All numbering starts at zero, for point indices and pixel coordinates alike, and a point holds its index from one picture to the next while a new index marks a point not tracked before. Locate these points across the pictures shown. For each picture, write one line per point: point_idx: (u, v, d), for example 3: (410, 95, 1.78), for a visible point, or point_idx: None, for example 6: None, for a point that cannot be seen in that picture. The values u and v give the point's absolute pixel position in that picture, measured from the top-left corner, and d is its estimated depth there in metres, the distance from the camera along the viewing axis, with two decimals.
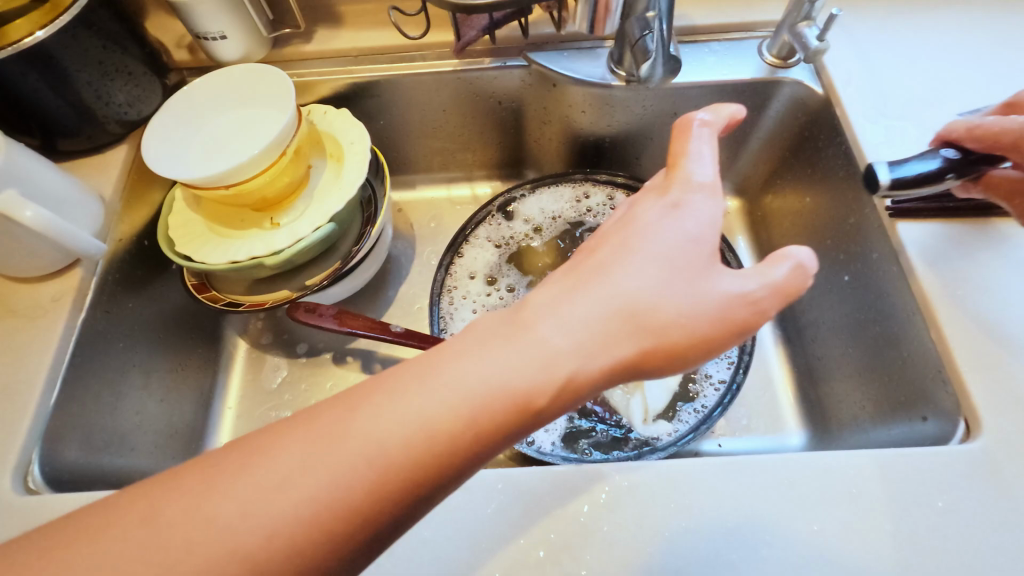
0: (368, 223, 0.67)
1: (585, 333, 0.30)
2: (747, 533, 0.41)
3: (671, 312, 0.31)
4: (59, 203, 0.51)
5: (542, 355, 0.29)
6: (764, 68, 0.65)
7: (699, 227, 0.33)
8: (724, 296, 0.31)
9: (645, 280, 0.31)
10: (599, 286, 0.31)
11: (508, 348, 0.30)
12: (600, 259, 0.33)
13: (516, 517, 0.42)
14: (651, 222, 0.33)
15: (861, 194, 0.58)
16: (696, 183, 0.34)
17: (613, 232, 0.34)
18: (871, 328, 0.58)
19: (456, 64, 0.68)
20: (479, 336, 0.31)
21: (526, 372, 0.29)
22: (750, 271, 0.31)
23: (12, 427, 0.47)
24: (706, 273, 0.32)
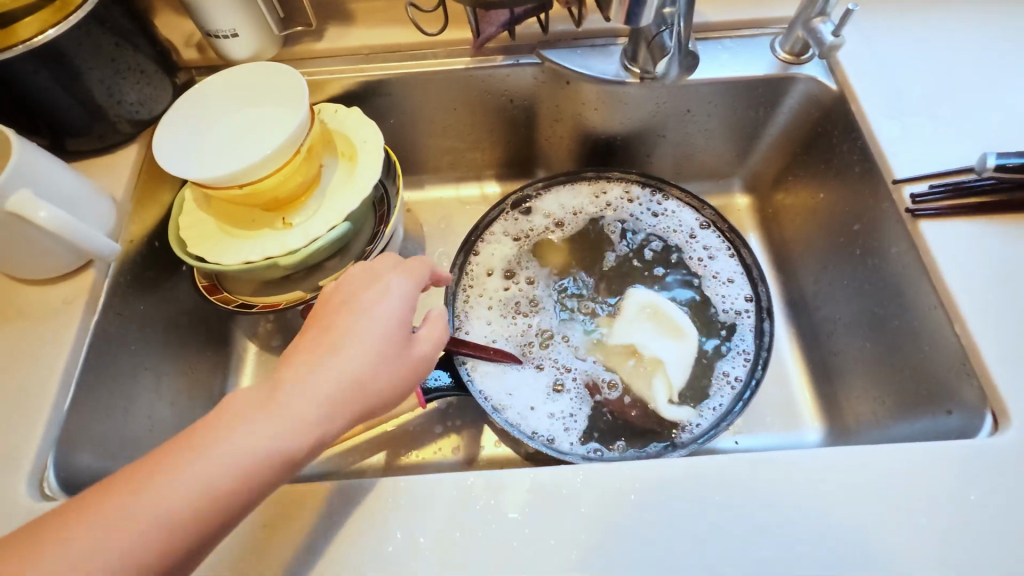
0: (381, 222, 0.67)
1: (324, 403, 0.39)
2: (779, 531, 0.41)
3: (377, 377, 0.41)
4: (73, 203, 0.50)
5: (294, 424, 0.38)
6: (777, 65, 0.66)
7: (399, 309, 0.44)
8: (409, 355, 0.43)
9: (357, 362, 0.40)
10: (330, 364, 0.40)
11: (331, 370, 0.40)
12: (305, 343, 0.42)
13: (544, 517, 0.42)
14: (364, 310, 0.43)
15: (877, 189, 0.58)
16: (399, 280, 0.46)
17: (330, 313, 0.43)
18: (889, 323, 0.58)
19: (468, 62, 0.68)
20: (238, 408, 0.38)
21: (295, 435, 0.38)
22: (427, 334, 0.45)
23: (27, 431, 0.46)
24: (403, 344, 0.43)
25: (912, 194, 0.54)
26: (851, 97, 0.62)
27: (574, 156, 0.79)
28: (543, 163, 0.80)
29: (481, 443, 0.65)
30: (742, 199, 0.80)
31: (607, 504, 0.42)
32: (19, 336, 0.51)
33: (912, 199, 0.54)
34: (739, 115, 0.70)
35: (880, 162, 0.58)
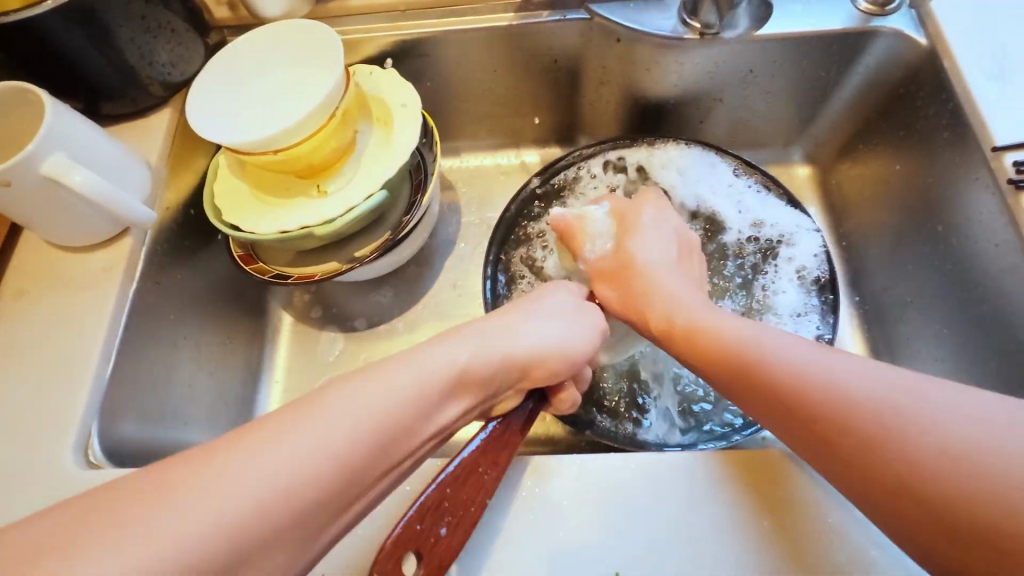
0: (417, 190, 0.63)
1: (371, 416, 0.33)
2: (848, 537, 0.37)
3: (553, 347, 0.43)
4: (105, 166, 0.48)
5: (347, 431, 0.32)
6: (858, 17, 0.59)
7: (579, 329, 0.45)
8: (580, 347, 0.45)
9: (557, 328, 0.44)
10: (519, 323, 0.43)
11: (408, 372, 0.36)
12: (502, 322, 0.43)
13: (597, 506, 0.40)
14: (535, 316, 0.44)
15: (971, 158, 0.52)
16: (596, 321, 0.47)
17: (517, 356, 0.41)
18: (976, 308, 0.53)
19: (511, 19, 0.64)
20: (351, 389, 0.34)
21: (402, 401, 0.34)
22: (589, 320, 0.46)
23: (70, 401, 0.46)
24: (565, 343, 0.44)
25: (1015, 163, 0.49)
26: (943, 53, 0.55)
27: (619, 122, 0.73)
28: (587, 129, 0.75)
29: None
30: (803, 169, 0.73)
31: (657, 499, 0.40)
32: (59, 304, 0.50)
33: (1014, 167, 0.49)
34: (807, 75, 0.64)
35: (977, 127, 0.52)
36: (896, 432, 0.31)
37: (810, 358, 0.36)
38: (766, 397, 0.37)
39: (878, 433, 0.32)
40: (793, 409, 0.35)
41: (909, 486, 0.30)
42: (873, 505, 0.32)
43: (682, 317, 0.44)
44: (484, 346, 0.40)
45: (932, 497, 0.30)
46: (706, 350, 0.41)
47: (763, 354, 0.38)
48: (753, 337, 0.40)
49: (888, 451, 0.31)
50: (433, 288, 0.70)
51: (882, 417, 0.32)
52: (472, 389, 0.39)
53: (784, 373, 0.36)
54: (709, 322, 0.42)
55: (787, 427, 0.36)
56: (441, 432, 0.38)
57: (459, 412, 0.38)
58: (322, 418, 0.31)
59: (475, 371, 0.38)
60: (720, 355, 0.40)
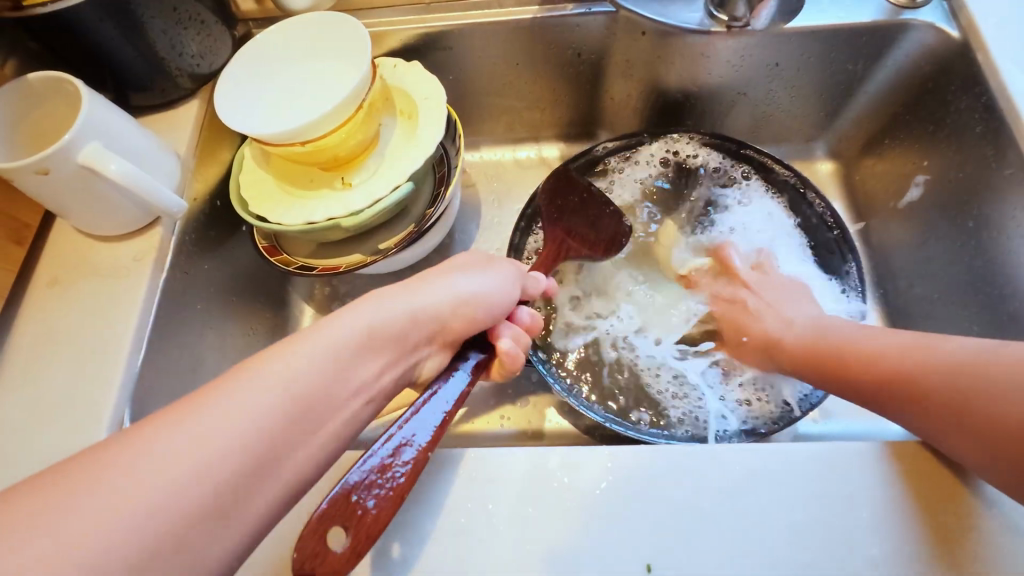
0: (441, 183, 0.63)
1: (302, 372, 0.34)
2: (878, 532, 0.38)
3: (471, 299, 0.43)
4: (138, 156, 0.49)
5: (275, 391, 0.33)
6: (887, 10, 0.58)
7: (495, 281, 0.46)
8: (495, 302, 0.45)
9: (475, 283, 0.44)
10: (437, 283, 0.43)
11: (324, 334, 0.36)
12: (415, 282, 0.43)
13: (628, 498, 0.40)
14: (451, 276, 0.44)
15: (1005, 151, 0.52)
16: (512, 273, 0.48)
17: (428, 311, 0.41)
18: (1008, 303, 0.52)
19: (536, 12, 0.63)
20: (269, 352, 0.34)
21: (329, 361, 0.35)
22: (503, 275, 0.47)
23: (102, 387, 0.47)
24: (479, 295, 0.44)
25: None
26: (976, 45, 0.55)
27: (640, 117, 0.73)
28: (607, 123, 0.75)
29: (542, 415, 0.63)
30: (825, 165, 0.73)
31: (687, 490, 0.40)
32: (90, 293, 0.51)
33: None
34: (834, 69, 0.63)
35: (1010, 120, 0.51)
36: (941, 373, 0.39)
37: (874, 334, 0.46)
38: (846, 375, 0.45)
39: (920, 369, 0.40)
40: (853, 365, 0.45)
41: (950, 404, 0.38)
42: (925, 429, 0.39)
43: (789, 331, 0.53)
44: (403, 310, 0.40)
45: (966, 410, 0.37)
46: (803, 352, 0.50)
47: (850, 343, 0.47)
48: (844, 337, 0.48)
49: (929, 379, 0.39)
50: None
51: (932, 362, 0.40)
52: (387, 346, 0.38)
53: (851, 349, 0.46)
54: (830, 328, 0.50)
55: (868, 395, 0.44)
56: (373, 388, 0.37)
57: (381, 368, 0.38)
58: (257, 382, 0.32)
59: (383, 331, 0.38)
60: (812, 348, 0.49)
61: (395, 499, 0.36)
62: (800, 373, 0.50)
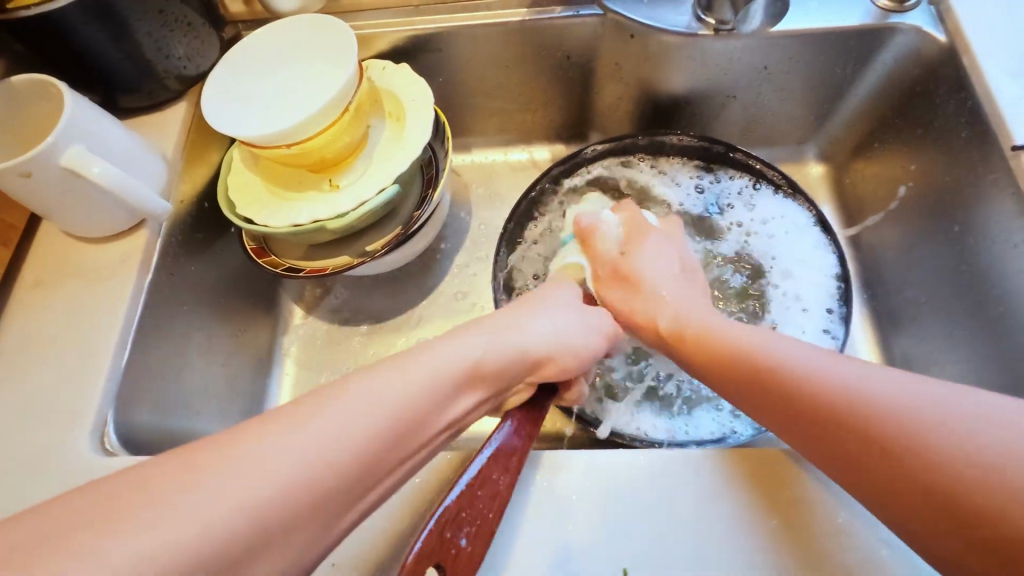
0: (429, 185, 0.63)
1: (399, 403, 0.33)
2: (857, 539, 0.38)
3: (561, 338, 0.43)
4: (122, 158, 0.49)
5: (368, 422, 0.32)
6: (875, 13, 0.58)
7: (580, 321, 0.45)
8: (588, 340, 0.45)
9: (565, 323, 0.44)
10: (525, 319, 0.43)
11: (426, 365, 0.36)
12: (507, 317, 0.43)
13: (607, 502, 0.40)
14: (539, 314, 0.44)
15: (990, 156, 0.52)
16: (602, 318, 0.48)
17: (525, 347, 0.41)
18: (995, 308, 0.52)
19: (524, 14, 0.63)
20: (376, 379, 0.34)
21: (422, 392, 0.35)
22: (588, 314, 0.47)
23: (85, 389, 0.47)
24: (572, 337, 0.44)
25: None
26: (963, 50, 0.54)
27: (630, 120, 0.73)
28: (598, 125, 0.75)
29: None
30: (816, 168, 0.73)
31: (666, 496, 0.40)
32: (76, 294, 0.51)
33: None
34: (823, 72, 0.63)
35: (995, 124, 0.51)
36: (862, 402, 0.32)
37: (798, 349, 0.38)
38: (748, 385, 0.38)
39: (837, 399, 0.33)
40: (772, 386, 0.37)
41: (866, 444, 0.31)
42: (828, 469, 0.34)
43: (674, 307, 0.47)
44: (494, 340, 0.39)
45: (886, 456, 0.30)
46: (692, 350, 0.44)
47: (751, 346, 0.40)
48: (759, 342, 0.40)
49: (834, 407, 0.33)
50: (442, 283, 0.71)
51: (874, 403, 0.32)
52: (488, 381, 0.39)
53: (774, 361, 0.37)
54: (720, 330, 0.43)
55: (793, 428, 0.35)
56: (456, 422, 0.38)
57: (470, 405, 0.38)
58: (348, 406, 0.32)
59: (488, 364, 0.38)
60: (710, 352, 0.42)
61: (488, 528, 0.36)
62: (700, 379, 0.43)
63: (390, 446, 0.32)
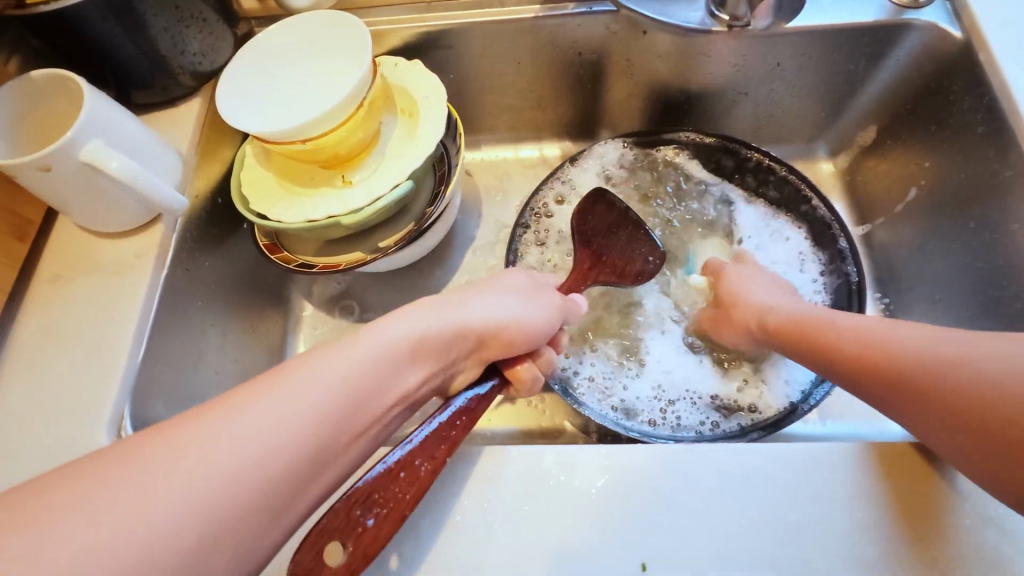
0: (441, 182, 0.64)
1: (337, 384, 0.34)
2: (874, 533, 0.38)
3: (507, 318, 0.43)
4: (139, 153, 0.49)
5: (306, 402, 0.32)
6: (890, 9, 0.58)
7: (528, 299, 0.46)
8: (535, 322, 0.45)
9: (511, 304, 0.45)
10: (471, 298, 0.44)
11: (367, 343, 0.36)
12: (456, 297, 0.43)
13: (624, 496, 0.40)
14: (487, 295, 0.45)
15: (1006, 152, 0.52)
16: (558, 305, 0.48)
17: (470, 325, 0.41)
18: (1009, 304, 0.52)
19: (537, 11, 0.64)
20: (312, 358, 0.35)
21: (369, 368, 0.35)
22: (536, 297, 0.47)
23: (103, 385, 0.47)
24: (518, 317, 0.44)
25: None
26: (978, 46, 0.54)
27: (641, 116, 0.73)
28: (609, 122, 0.75)
29: (541, 413, 0.63)
30: (827, 165, 0.72)
31: (684, 490, 0.40)
32: (92, 289, 0.51)
33: None
34: (837, 68, 0.63)
35: (1011, 120, 0.51)
36: (961, 366, 0.35)
37: (880, 323, 0.41)
38: (846, 361, 0.41)
39: (933, 364, 0.36)
40: (866, 355, 0.40)
41: (980, 410, 0.33)
42: (940, 440, 0.35)
43: (781, 314, 0.49)
44: (437, 319, 0.40)
45: (997, 415, 0.32)
46: (793, 335, 0.47)
47: (835, 330, 0.43)
48: (876, 327, 0.41)
49: (923, 374, 0.36)
50: (453, 279, 0.71)
51: (957, 363, 0.35)
52: (432, 355, 0.39)
53: (867, 339, 0.41)
54: (827, 318, 0.45)
55: (884, 393, 0.39)
56: (407, 399, 0.38)
57: (422, 379, 0.39)
58: (293, 391, 0.32)
59: (431, 340, 0.39)
60: (806, 332, 0.46)
61: (396, 518, 0.36)
62: (796, 357, 0.47)
63: (344, 416, 0.33)
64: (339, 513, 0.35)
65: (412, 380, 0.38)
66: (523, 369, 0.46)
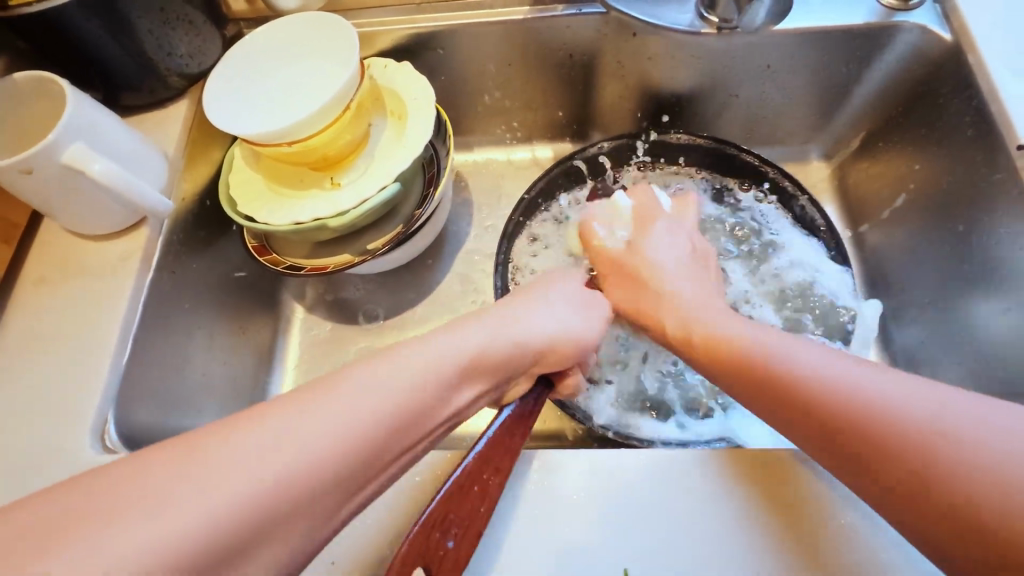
0: (431, 184, 0.63)
1: (387, 401, 0.33)
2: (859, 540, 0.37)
3: (561, 335, 0.44)
4: (124, 155, 0.49)
5: (348, 422, 0.31)
6: (879, 12, 0.58)
7: (583, 311, 0.47)
8: (589, 338, 0.46)
9: (572, 319, 0.45)
10: (527, 312, 0.44)
11: (420, 357, 0.36)
12: (511, 310, 0.44)
13: (607, 502, 0.40)
14: (541, 306, 0.45)
15: (995, 155, 0.52)
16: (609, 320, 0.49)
17: (528, 343, 0.41)
18: (998, 308, 0.52)
19: (526, 13, 0.63)
20: (352, 374, 0.34)
21: (415, 385, 0.35)
22: (595, 315, 0.48)
23: (86, 389, 0.47)
24: (576, 333, 0.45)
25: None
26: (968, 49, 0.54)
27: (633, 118, 0.73)
28: (600, 124, 0.74)
29: None
30: (820, 167, 0.72)
31: (667, 496, 0.40)
32: (77, 292, 0.51)
33: None
34: (828, 70, 0.63)
35: (1000, 123, 0.51)
36: (894, 429, 0.32)
37: (821, 359, 0.37)
38: (781, 401, 0.37)
39: (887, 435, 0.32)
40: (804, 401, 0.36)
41: (938, 487, 0.30)
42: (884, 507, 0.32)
43: (696, 326, 0.45)
44: (493, 334, 0.40)
45: (929, 486, 0.30)
46: (722, 356, 0.41)
47: (771, 361, 0.39)
48: (818, 367, 0.37)
49: (874, 432, 0.32)
50: (443, 281, 0.70)
51: (911, 426, 0.31)
52: (487, 373, 0.39)
53: (806, 379, 0.36)
54: (761, 342, 0.40)
55: (824, 447, 0.35)
56: (454, 416, 0.38)
57: (470, 398, 0.38)
58: (331, 409, 0.31)
59: (489, 357, 0.39)
60: (737, 359, 0.40)
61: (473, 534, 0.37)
62: (721, 382, 0.42)
63: (392, 434, 0.33)
64: (420, 537, 0.35)
65: (461, 396, 0.38)
66: (569, 380, 0.47)
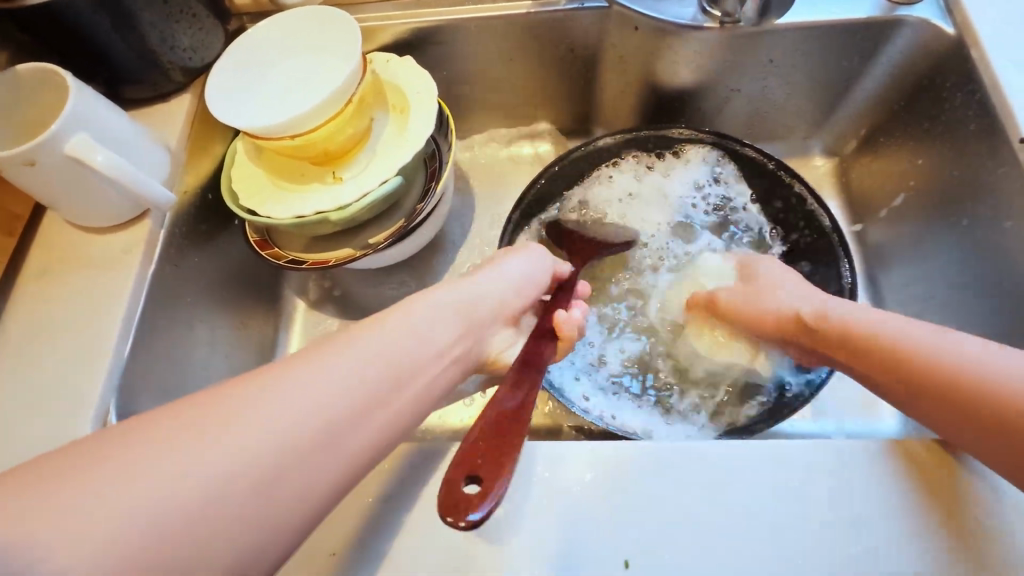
0: (432, 178, 0.63)
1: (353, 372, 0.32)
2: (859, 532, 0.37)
3: (513, 290, 0.45)
4: (126, 146, 0.49)
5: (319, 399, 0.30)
6: (883, 5, 0.58)
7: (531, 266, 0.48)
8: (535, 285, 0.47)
9: (520, 274, 0.47)
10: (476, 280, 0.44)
11: (387, 331, 0.35)
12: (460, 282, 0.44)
13: (608, 493, 0.40)
14: (490, 273, 0.45)
15: (997, 149, 0.51)
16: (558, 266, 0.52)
17: (487, 304, 0.42)
18: (1000, 301, 0.52)
19: (528, 7, 0.63)
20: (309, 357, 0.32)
21: (386, 352, 0.34)
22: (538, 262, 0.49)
23: (88, 379, 0.47)
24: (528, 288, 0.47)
25: None
26: (971, 43, 0.54)
27: (636, 113, 0.73)
28: (603, 119, 0.74)
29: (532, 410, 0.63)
30: (822, 163, 0.72)
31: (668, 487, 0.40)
32: (79, 283, 0.51)
33: None
34: (831, 65, 0.63)
35: (1003, 116, 0.51)
36: (978, 371, 0.36)
37: (895, 320, 0.42)
38: (875, 361, 0.41)
39: (973, 374, 0.36)
40: (891, 354, 0.40)
41: (1019, 418, 0.33)
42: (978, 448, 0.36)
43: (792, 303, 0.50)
44: (457, 310, 0.39)
45: (1015, 420, 0.34)
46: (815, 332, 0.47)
47: (855, 322, 0.44)
48: (896, 328, 0.41)
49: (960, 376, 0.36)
50: (445, 276, 0.71)
51: (990, 365, 0.36)
52: (456, 346, 0.38)
53: (889, 338, 0.41)
54: (845, 314, 0.45)
55: (917, 398, 0.39)
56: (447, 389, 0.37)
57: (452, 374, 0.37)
58: (291, 398, 0.29)
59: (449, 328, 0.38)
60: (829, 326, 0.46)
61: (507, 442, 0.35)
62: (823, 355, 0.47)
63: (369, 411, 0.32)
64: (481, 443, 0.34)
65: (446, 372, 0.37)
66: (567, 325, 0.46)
